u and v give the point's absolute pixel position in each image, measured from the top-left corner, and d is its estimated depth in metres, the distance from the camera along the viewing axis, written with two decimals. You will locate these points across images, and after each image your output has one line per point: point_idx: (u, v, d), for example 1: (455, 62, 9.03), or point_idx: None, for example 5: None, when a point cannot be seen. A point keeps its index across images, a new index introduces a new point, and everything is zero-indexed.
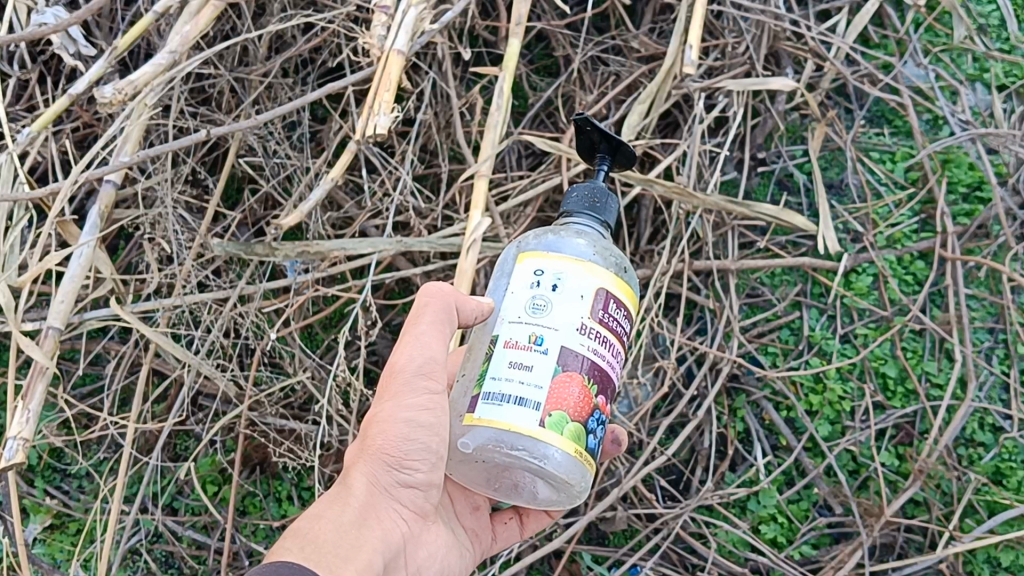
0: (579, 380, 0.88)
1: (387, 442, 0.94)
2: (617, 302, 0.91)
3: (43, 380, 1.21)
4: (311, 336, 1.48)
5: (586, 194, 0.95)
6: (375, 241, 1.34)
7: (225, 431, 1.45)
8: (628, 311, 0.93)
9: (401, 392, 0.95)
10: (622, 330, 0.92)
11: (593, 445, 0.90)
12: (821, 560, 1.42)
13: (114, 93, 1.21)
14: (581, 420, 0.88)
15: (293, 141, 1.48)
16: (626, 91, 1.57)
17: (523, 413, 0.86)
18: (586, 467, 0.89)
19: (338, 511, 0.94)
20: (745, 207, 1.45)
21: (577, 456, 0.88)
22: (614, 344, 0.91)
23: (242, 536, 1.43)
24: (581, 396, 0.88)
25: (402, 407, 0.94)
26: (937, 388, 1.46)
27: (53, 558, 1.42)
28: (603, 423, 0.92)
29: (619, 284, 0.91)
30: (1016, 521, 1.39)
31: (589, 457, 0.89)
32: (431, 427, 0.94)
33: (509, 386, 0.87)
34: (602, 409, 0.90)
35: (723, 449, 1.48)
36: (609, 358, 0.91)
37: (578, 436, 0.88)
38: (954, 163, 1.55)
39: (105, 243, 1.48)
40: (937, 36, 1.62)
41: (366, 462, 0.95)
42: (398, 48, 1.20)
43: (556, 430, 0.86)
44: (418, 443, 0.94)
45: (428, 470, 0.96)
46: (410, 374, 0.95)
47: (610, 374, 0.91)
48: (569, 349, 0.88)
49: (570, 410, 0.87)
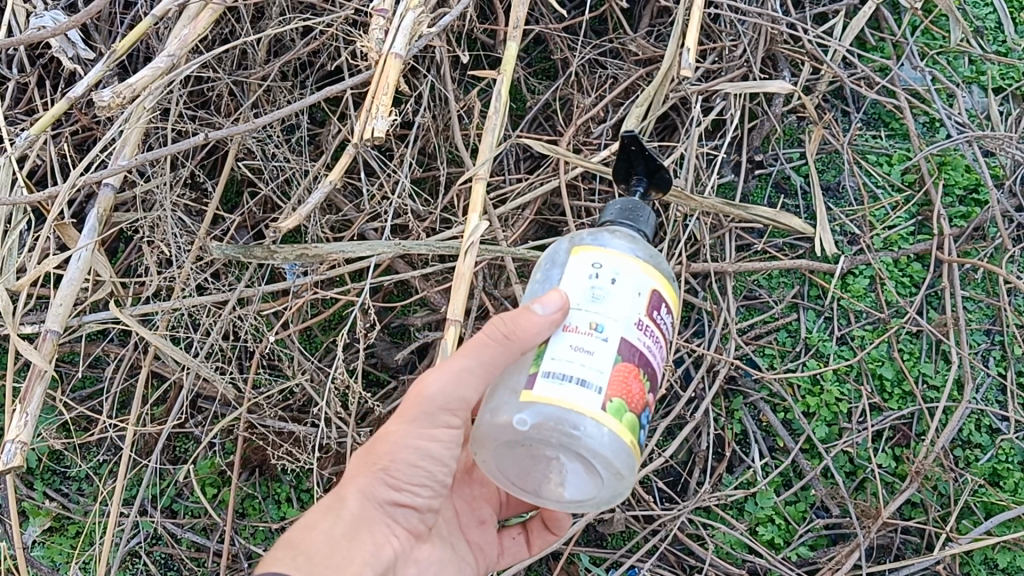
0: (635, 371, 0.89)
1: (391, 463, 0.96)
2: (665, 307, 0.93)
3: (40, 384, 1.21)
4: (309, 339, 1.48)
5: (620, 206, 0.99)
6: (374, 245, 1.33)
7: (224, 433, 1.46)
8: (671, 316, 0.95)
9: (418, 419, 0.95)
10: (664, 333, 0.94)
11: (640, 436, 0.90)
12: (818, 561, 1.42)
13: (112, 96, 1.17)
14: (636, 410, 0.88)
15: (291, 144, 1.49)
16: (624, 94, 1.58)
17: (586, 395, 0.85)
18: (633, 457, 0.90)
19: (330, 524, 0.95)
20: (742, 210, 1.40)
21: (631, 445, 0.88)
22: (659, 345, 0.93)
23: (241, 538, 1.43)
24: (637, 387, 0.89)
25: (416, 435, 0.95)
26: (934, 390, 1.47)
27: (52, 561, 1.43)
28: (647, 418, 0.92)
29: (669, 291, 0.94)
30: (1012, 522, 1.40)
31: (637, 446, 0.89)
32: (439, 458, 0.98)
33: (569, 369, 0.87)
34: (649, 404, 0.91)
35: (720, 451, 1.49)
36: (655, 356, 0.92)
37: (632, 425, 0.88)
38: (950, 165, 1.56)
39: (104, 246, 1.49)
40: (934, 40, 1.63)
41: (366, 477, 0.96)
42: (395, 51, 1.20)
43: (616, 416, 0.86)
44: (422, 470, 0.97)
45: (429, 495, 1.00)
46: (436, 407, 0.94)
47: (656, 373, 0.93)
48: (627, 341, 0.88)
49: (627, 398, 0.87)
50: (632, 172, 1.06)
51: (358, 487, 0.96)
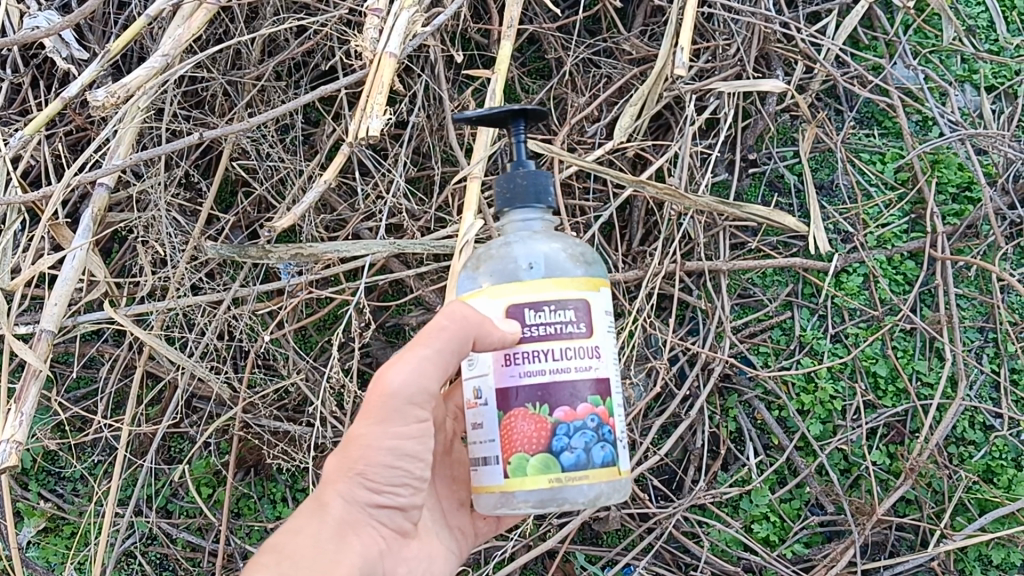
0: (524, 413, 0.90)
1: (368, 467, 0.93)
2: (541, 307, 0.89)
3: (35, 383, 1.21)
4: (304, 338, 1.48)
5: (504, 186, 0.96)
6: (368, 243, 1.34)
7: (219, 433, 1.46)
8: (571, 301, 0.90)
9: (388, 417, 0.92)
10: (568, 327, 0.90)
11: (577, 459, 0.89)
12: (813, 558, 1.43)
13: (107, 96, 1.18)
14: (540, 449, 0.89)
15: (285, 144, 1.48)
16: (618, 93, 1.58)
17: (491, 471, 0.92)
18: (582, 481, 0.89)
19: (315, 529, 0.93)
20: (738, 208, 1.43)
21: (558, 483, 0.89)
22: (561, 349, 0.90)
23: (237, 538, 1.43)
24: (533, 426, 0.89)
25: (388, 434, 0.93)
26: (927, 387, 1.47)
27: (47, 562, 1.44)
28: (584, 429, 0.90)
29: (544, 286, 0.89)
30: (1006, 519, 1.41)
31: (573, 473, 0.89)
32: (415, 455, 0.95)
33: (479, 447, 0.93)
34: (568, 421, 0.89)
35: (715, 449, 1.49)
36: (558, 366, 0.90)
37: (545, 464, 0.89)
38: (943, 164, 1.55)
39: (99, 247, 1.48)
40: (926, 38, 1.62)
41: (344, 482, 0.94)
42: (390, 51, 1.21)
43: (521, 472, 0.89)
44: (401, 470, 0.95)
45: (410, 493, 0.97)
46: (402, 403, 0.92)
47: (572, 380, 0.90)
48: (506, 391, 0.91)
49: (526, 449, 0.90)
50: (506, 123, 0.99)
51: (338, 492, 0.94)
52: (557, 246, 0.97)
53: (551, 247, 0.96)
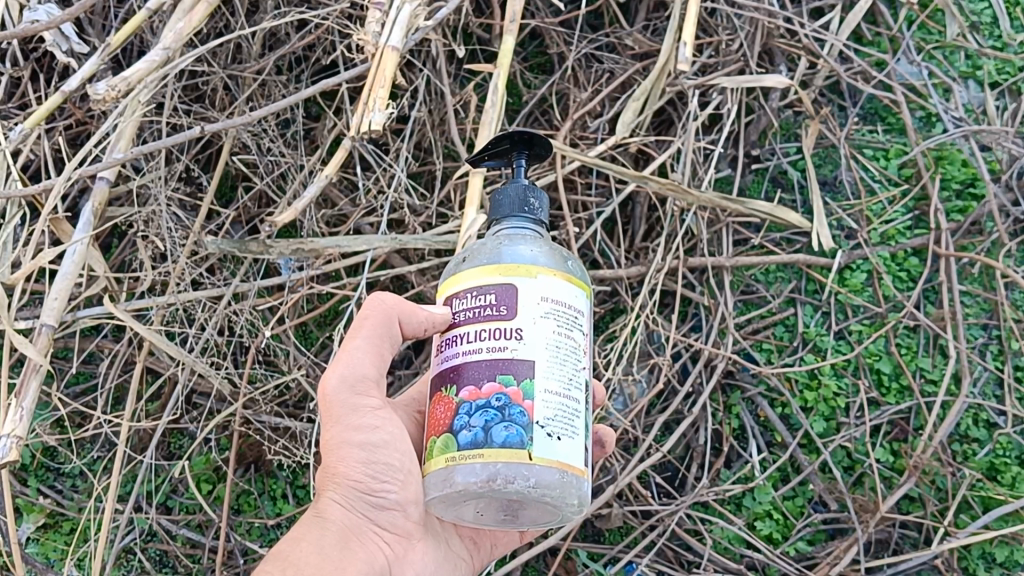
0: (441, 394, 0.88)
1: (348, 468, 0.94)
2: (466, 294, 0.88)
3: (35, 378, 1.20)
4: (304, 334, 1.47)
5: (492, 207, 0.95)
6: (369, 238, 1.35)
7: (220, 430, 1.45)
8: (493, 285, 0.87)
9: (342, 414, 0.94)
10: (486, 309, 0.86)
11: (474, 437, 0.83)
12: (817, 556, 1.42)
13: (107, 90, 1.18)
14: (444, 429, 0.86)
15: (286, 138, 1.47)
16: (620, 88, 1.57)
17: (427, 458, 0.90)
18: (474, 460, 0.83)
19: (317, 538, 0.93)
20: (741, 204, 1.43)
21: (454, 462, 0.84)
22: (477, 331, 0.87)
23: (237, 534, 1.42)
24: (444, 406, 0.87)
25: (354, 430, 0.94)
26: (931, 384, 1.47)
27: (47, 558, 1.41)
28: (487, 409, 0.84)
29: (474, 274, 0.88)
30: (1011, 516, 1.40)
31: (468, 453, 0.83)
32: (389, 445, 0.95)
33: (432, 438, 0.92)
34: (471, 399, 0.85)
35: (717, 446, 1.48)
36: (472, 347, 0.86)
37: (446, 443, 0.85)
38: (947, 160, 1.55)
39: (98, 242, 1.47)
40: (930, 34, 1.62)
41: (336, 489, 0.95)
42: (392, 44, 1.20)
43: (431, 454, 0.87)
44: (382, 464, 0.95)
45: (399, 488, 0.96)
46: (349, 394, 0.94)
47: (483, 359, 0.86)
48: (438, 376, 0.90)
49: (436, 430, 0.87)
50: (511, 154, 0.98)
51: (330, 499, 0.94)
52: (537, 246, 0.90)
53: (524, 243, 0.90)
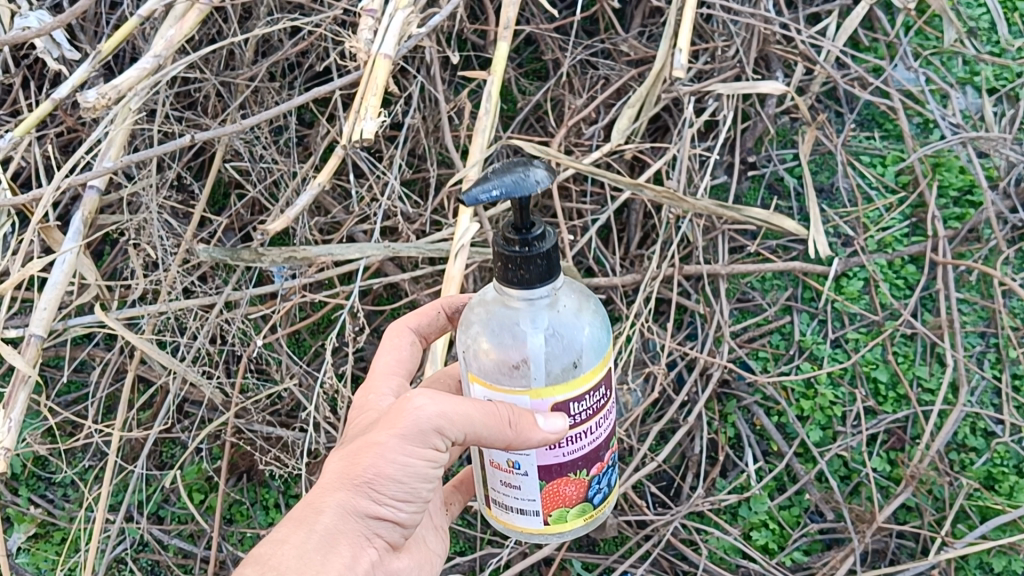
0: (564, 478, 0.90)
1: (374, 478, 0.84)
2: (582, 397, 0.86)
3: (23, 388, 1.19)
4: (297, 342, 1.46)
5: (511, 260, 0.80)
6: (362, 246, 1.33)
7: (211, 439, 1.44)
8: (602, 377, 0.88)
9: (406, 431, 0.84)
10: (599, 398, 0.88)
11: (603, 494, 0.95)
12: (813, 566, 1.40)
13: (98, 96, 1.17)
14: (580, 501, 0.92)
15: (279, 146, 1.47)
16: (615, 94, 1.56)
17: (527, 519, 0.92)
18: (606, 508, 0.96)
19: (303, 538, 0.83)
20: (737, 211, 1.41)
21: (591, 519, 0.95)
22: (596, 419, 0.89)
23: (228, 544, 1.40)
24: (574, 486, 0.91)
25: (405, 449, 0.84)
26: (928, 393, 1.45)
27: (38, 567, 1.40)
28: (607, 469, 0.95)
29: (587, 373, 0.86)
30: (1008, 527, 1.38)
31: (600, 508, 0.95)
32: (425, 475, 0.86)
33: (510, 499, 0.92)
34: (600, 470, 0.93)
35: (713, 455, 1.48)
36: (596, 434, 0.90)
37: (585, 510, 0.93)
38: (944, 167, 1.53)
39: (89, 249, 1.47)
40: (927, 40, 1.61)
41: (346, 492, 0.85)
42: (384, 51, 1.19)
43: (559, 521, 0.92)
44: (408, 486, 0.86)
45: (413, 511, 0.88)
46: (425, 421, 0.84)
47: (603, 438, 0.91)
48: (549, 467, 0.88)
49: (567, 504, 0.91)
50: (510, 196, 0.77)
51: (337, 501, 0.84)
52: (568, 310, 0.88)
53: (567, 315, 0.87)
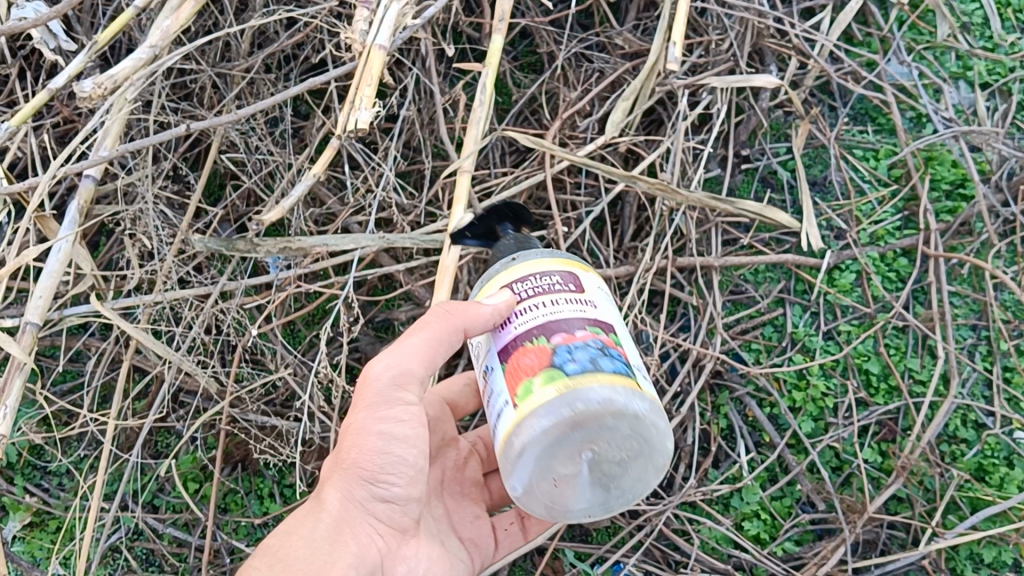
0: (521, 349, 0.89)
1: (361, 456, 0.96)
2: (528, 277, 0.93)
3: (19, 375, 1.20)
4: (292, 333, 1.47)
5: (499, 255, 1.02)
6: (358, 237, 1.32)
7: (206, 428, 1.45)
8: (557, 270, 0.93)
9: (373, 402, 0.95)
10: (556, 283, 0.92)
11: (580, 366, 0.86)
12: (804, 556, 1.42)
13: (93, 87, 1.17)
14: (541, 368, 0.87)
15: (275, 137, 1.48)
16: (610, 87, 1.57)
17: (504, 416, 0.88)
18: (593, 383, 0.85)
19: (311, 527, 0.97)
20: (730, 204, 1.39)
21: (568, 391, 0.85)
22: (554, 297, 0.91)
23: (223, 534, 1.41)
24: (532, 355, 0.88)
25: (376, 419, 0.95)
26: (920, 384, 1.46)
27: (33, 556, 1.41)
28: (586, 345, 0.88)
29: (538, 263, 0.94)
30: (998, 517, 1.40)
31: (578, 377, 0.85)
32: (406, 440, 0.97)
33: (492, 412, 0.91)
34: (567, 342, 0.88)
35: (706, 446, 1.49)
36: (550, 305, 0.90)
37: (552, 377, 0.86)
38: (937, 161, 1.55)
39: (86, 240, 1.47)
40: (921, 34, 1.62)
41: (338, 477, 0.97)
42: (379, 42, 1.19)
43: (526, 397, 0.86)
44: (394, 456, 0.97)
45: (405, 482, 0.99)
46: (386, 385, 0.96)
47: (565, 310, 0.90)
48: (503, 344, 0.91)
49: (528, 376, 0.87)
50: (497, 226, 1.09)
51: (335, 487, 0.97)
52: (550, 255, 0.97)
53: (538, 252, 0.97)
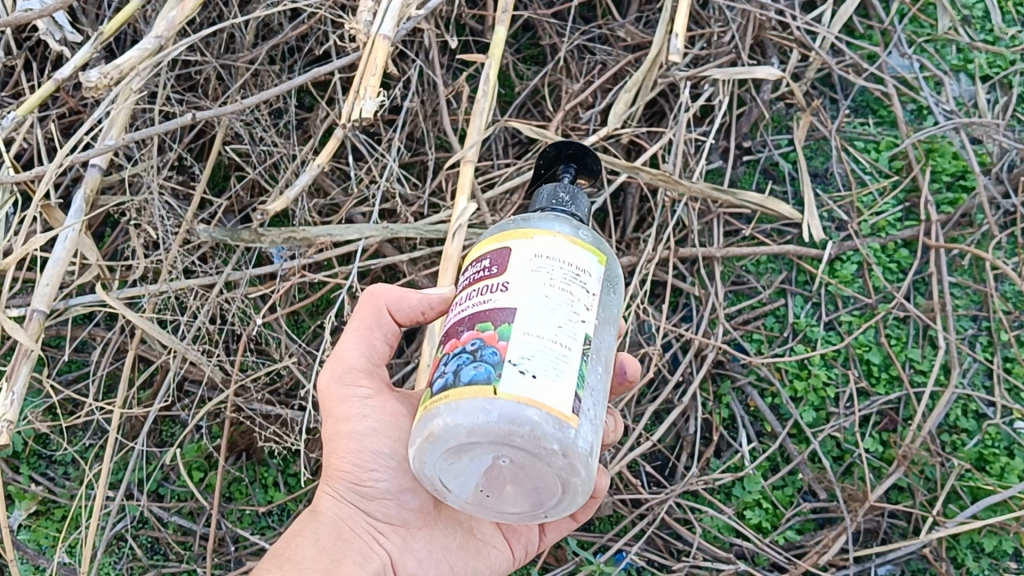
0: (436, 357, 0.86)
1: (341, 460, 0.99)
2: (477, 261, 0.85)
3: (26, 362, 1.21)
4: (296, 323, 1.48)
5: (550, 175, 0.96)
6: (361, 228, 1.34)
7: (211, 417, 1.46)
8: (491, 251, 0.84)
9: (338, 407, 0.99)
10: (484, 270, 0.83)
11: (445, 382, 0.79)
12: (805, 545, 1.43)
13: (99, 77, 1.18)
14: (426, 384, 0.83)
15: (279, 128, 1.48)
16: (612, 80, 1.58)
17: None
18: (443, 402, 0.79)
19: (314, 532, 0.98)
20: (730, 194, 1.43)
21: (428, 411, 0.80)
22: (472, 290, 0.83)
23: (228, 522, 1.43)
24: (431, 367, 0.84)
25: (345, 422, 0.98)
26: (920, 374, 1.47)
27: (38, 544, 1.43)
28: (461, 355, 0.79)
29: (483, 244, 0.86)
30: (998, 506, 1.40)
31: (437, 396, 0.79)
32: (379, 433, 0.98)
33: None
34: (451, 348, 0.81)
35: (707, 435, 1.50)
36: (463, 304, 0.84)
37: (425, 395, 0.82)
38: (938, 153, 1.55)
39: (91, 230, 1.48)
40: (921, 27, 1.62)
41: (327, 483, 1.00)
42: (383, 33, 1.20)
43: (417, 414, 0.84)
44: (372, 452, 0.98)
45: (392, 474, 0.99)
46: (340, 386, 0.99)
47: (468, 311, 0.82)
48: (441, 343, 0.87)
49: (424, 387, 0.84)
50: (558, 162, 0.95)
51: (326, 492, 1.00)
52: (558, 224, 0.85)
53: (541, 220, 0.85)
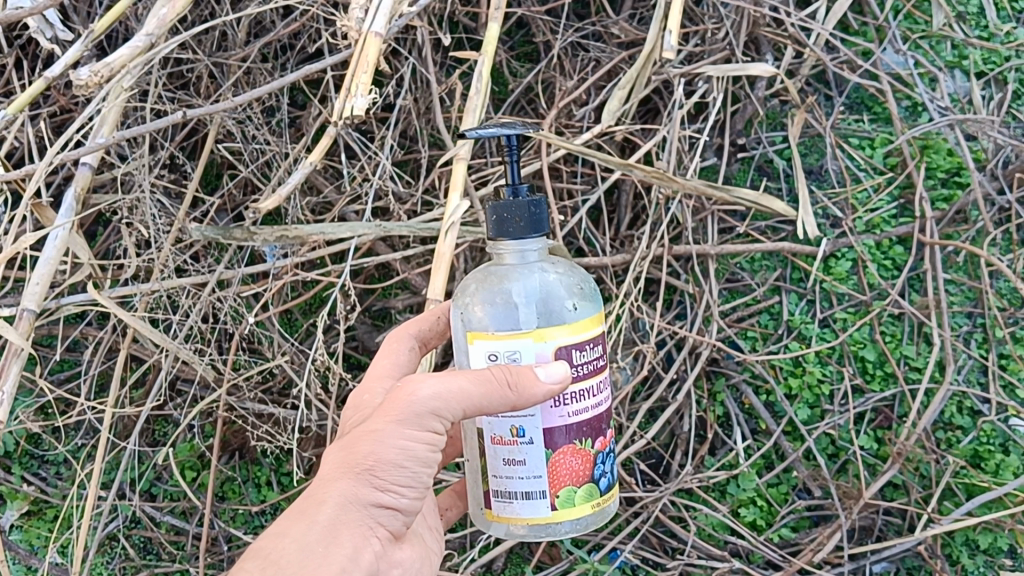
0: (571, 448, 0.92)
1: (376, 464, 0.85)
2: (582, 347, 0.91)
3: (16, 361, 1.20)
4: (290, 321, 1.47)
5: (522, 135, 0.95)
6: (354, 225, 1.32)
7: (204, 416, 1.45)
8: (594, 339, 0.93)
9: (403, 418, 0.87)
10: (599, 361, 0.93)
11: (608, 481, 0.96)
12: (800, 542, 1.45)
13: (90, 75, 1.18)
14: (585, 479, 0.93)
15: (272, 126, 1.47)
16: (606, 76, 1.57)
17: (534, 505, 0.92)
18: (611, 501, 0.97)
19: (305, 531, 0.83)
20: (725, 192, 1.42)
21: (599, 507, 0.95)
22: (597, 382, 0.94)
23: (222, 521, 1.43)
24: (578, 460, 0.92)
25: (402, 435, 0.86)
26: (915, 371, 1.47)
27: (30, 545, 1.44)
28: (610, 454, 0.97)
29: (579, 324, 0.91)
30: (993, 503, 1.41)
31: (606, 496, 0.96)
32: (424, 459, 0.88)
33: (515, 479, 0.92)
34: (604, 449, 0.95)
35: (702, 433, 1.50)
36: (596, 399, 0.94)
37: (591, 493, 0.94)
38: (932, 149, 1.53)
39: (83, 229, 1.48)
40: (916, 24, 1.59)
41: (346, 481, 0.86)
42: (375, 30, 1.18)
43: (565, 504, 0.92)
44: (410, 470, 0.87)
45: (414, 497, 0.88)
46: (421, 407, 0.87)
47: (604, 410, 0.95)
48: (554, 430, 0.91)
49: (574, 482, 0.92)
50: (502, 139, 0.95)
51: (340, 491, 0.85)
52: (556, 272, 0.97)
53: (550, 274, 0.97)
